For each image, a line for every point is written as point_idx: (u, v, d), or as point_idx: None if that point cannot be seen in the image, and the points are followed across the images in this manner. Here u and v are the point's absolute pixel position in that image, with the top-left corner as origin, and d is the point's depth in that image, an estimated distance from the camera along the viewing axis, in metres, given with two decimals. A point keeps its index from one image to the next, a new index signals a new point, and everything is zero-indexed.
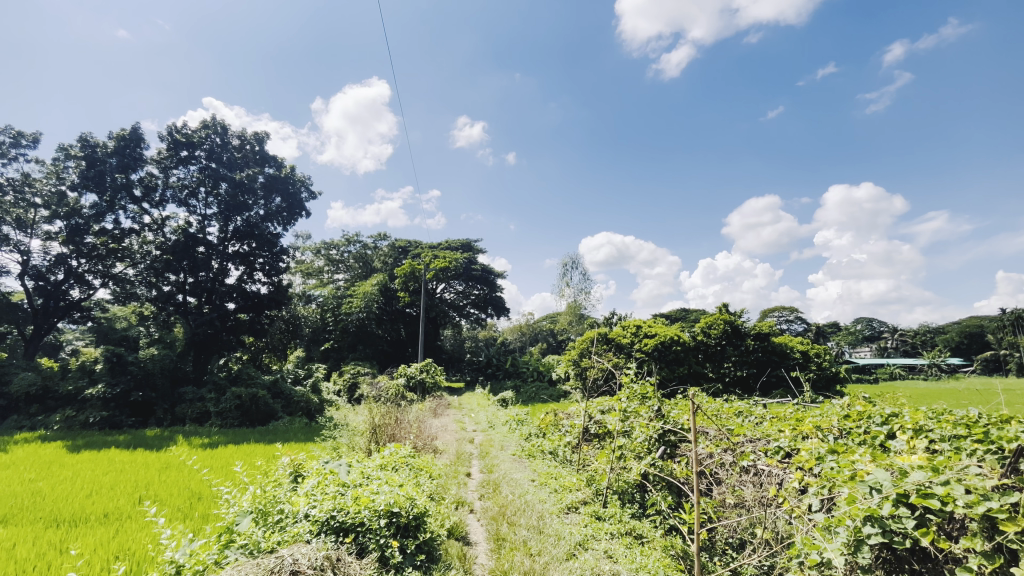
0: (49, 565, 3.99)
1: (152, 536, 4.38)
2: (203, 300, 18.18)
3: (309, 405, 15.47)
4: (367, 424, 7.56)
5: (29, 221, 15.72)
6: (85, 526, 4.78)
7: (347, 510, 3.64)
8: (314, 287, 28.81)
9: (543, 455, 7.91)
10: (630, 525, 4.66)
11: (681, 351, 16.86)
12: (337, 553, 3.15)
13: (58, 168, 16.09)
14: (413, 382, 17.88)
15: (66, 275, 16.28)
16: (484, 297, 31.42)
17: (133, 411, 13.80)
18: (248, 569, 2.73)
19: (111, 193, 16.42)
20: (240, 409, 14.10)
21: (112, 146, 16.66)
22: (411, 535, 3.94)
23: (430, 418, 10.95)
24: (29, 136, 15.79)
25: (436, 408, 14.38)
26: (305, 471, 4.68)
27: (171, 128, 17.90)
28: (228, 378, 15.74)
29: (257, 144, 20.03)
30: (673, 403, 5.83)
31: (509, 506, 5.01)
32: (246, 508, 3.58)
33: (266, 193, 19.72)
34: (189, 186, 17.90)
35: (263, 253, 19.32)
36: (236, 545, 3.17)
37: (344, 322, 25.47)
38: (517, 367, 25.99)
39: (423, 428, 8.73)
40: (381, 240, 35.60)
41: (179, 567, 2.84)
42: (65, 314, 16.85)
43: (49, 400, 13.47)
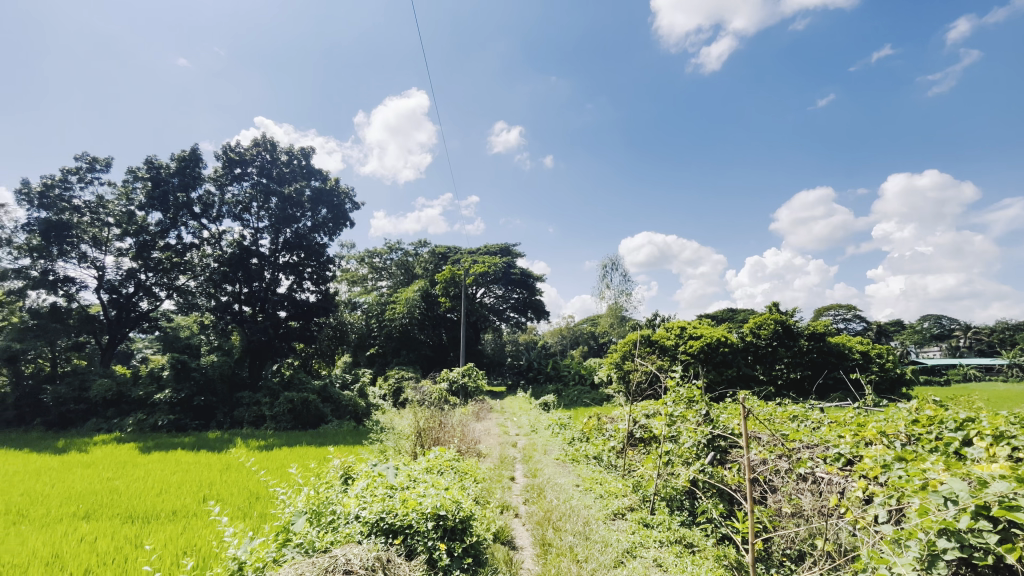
0: (126, 557, 4.29)
1: (216, 533, 4.64)
2: (257, 309, 19.09)
3: (356, 409, 15.96)
4: (412, 427, 7.67)
5: (104, 239, 17.07)
6: (156, 522, 5.13)
7: (396, 512, 3.71)
8: (359, 295, 29.81)
9: (587, 460, 7.81)
10: (680, 532, 4.52)
11: (729, 352, 16.24)
12: (387, 554, 3.23)
13: (128, 189, 17.42)
14: (456, 386, 18.08)
15: (135, 288, 17.57)
16: (524, 301, 31.25)
17: (196, 414, 14.68)
18: (304, 568, 2.83)
19: (173, 210, 17.62)
20: (292, 412, 14.72)
21: (173, 167, 17.86)
22: (459, 538, 3.97)
23: (473, 422, 11.08)
24: (101, 160, 17.16)
25: (479, 412, 14.48)
26: (355, 473, 4.83)
27: (225, 147, 18.98)
28: (282, 383, 16.47)
29: (304, 158, 20.92)
30: (723, 406, 5.63)
31: (555, 511, 4.99)
32: (301, 508, 3.73)
33: (313, 205, 20.56)
34: (243, 201, 18.91)
35: (311, 263, 20.15)
36: (293, 544, 3.31)
37: (388, 327, 26.07)
38: (559, 370, 25.36)
39: (467, 432, 8.82)
40: (421, 246, 36.29)
41: (241, 564, 2.98)
42: (135, 325, 18.21)
43: (123, 405, 14.56)
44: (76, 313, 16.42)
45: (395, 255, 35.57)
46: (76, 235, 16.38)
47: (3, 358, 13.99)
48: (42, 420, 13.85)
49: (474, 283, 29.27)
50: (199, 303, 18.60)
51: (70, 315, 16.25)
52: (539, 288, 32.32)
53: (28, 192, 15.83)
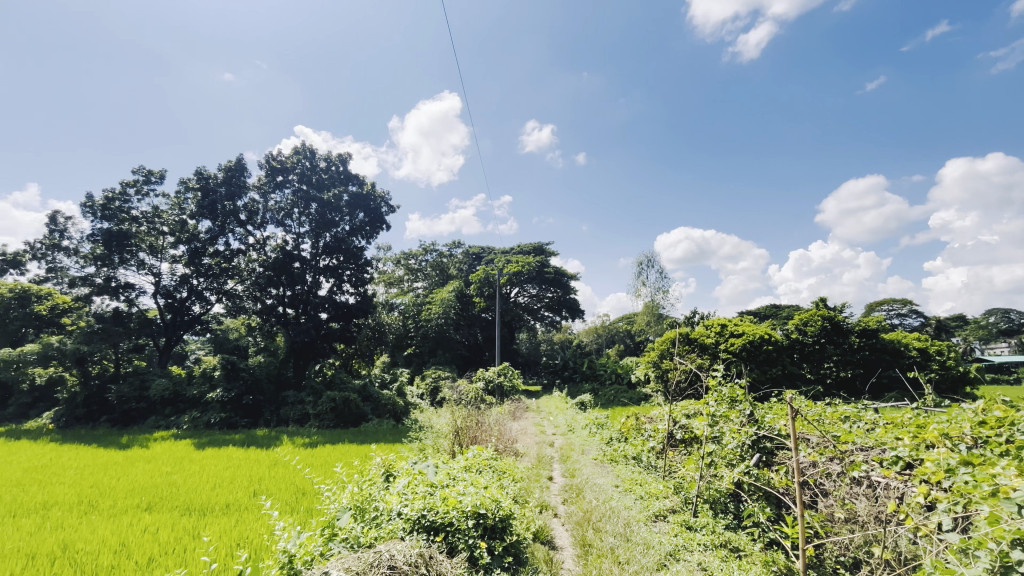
0: (186, 547, 4.53)
1: (266, 527, 4.84)
2: (300, 311, 19.75)
3: (395, 408, 16.30)
4: (450, 426, 7.77)
5: (159, 247, 18.10)
6: (212, 515, 5.40)
7: (437, 510, 3.76)
8: (396, 297, 30.46)
9: (627, 460, 7.70)
10: (726, 536, 4.38)
11: (773, 350, 15.59)
12: (429, 551, 3.27)
13: (180, 200, 18.41)
14: (492, 386, 18.17)
15: (188, 293, 18.55)
16: (559, 299, 30.95)
17: (245, 413, 15.39)
18: (351, 562, 2.92)
19: (221, 218, 18.51)
20: (334, 411, 15.20)
21: (221, 177, 18.75)
22: (499, 537, 3.99)
23: (510, 422, 11.12)
24: (156, 173, 18.20)
25: (515, 411, 14.53)
26: (395, 471, 4.93)
27: (268, 156, 19.78)
28: (324, 383, 17.03)
29: (341, 164, 21.51)
30: (768, 407, 5.42)
31: (594, 511, 4.95)
32: (346, 504, 3.84)
33: (351, 210, 21.15)
34: (285, 208, 19.64)
35: (349, 266, 20.76)
36: (339, 539, 3.41)
37: (424, 328, 26.48)
38: (595, 369, 25.06)
39: (504, 431, 8.85)
40: (455, 247, 36.78)
41: (291, 557, 3.09)
42: (189, 327, 19.22)
43: (179, 403, 15.42)
44: (135, 317, 17.49)
45: (430, 257, 36.15)
46: (134, 244, 17.44)
47: (73, 359, 15.08)
48: (107, 417, 14.80)
49: (507, 282, 29.39)
50: (247, 306, 19.46)
51: (131, 319, 17.34)
52: (573, 287, 32.04)
53: (92, 205, 17.01)
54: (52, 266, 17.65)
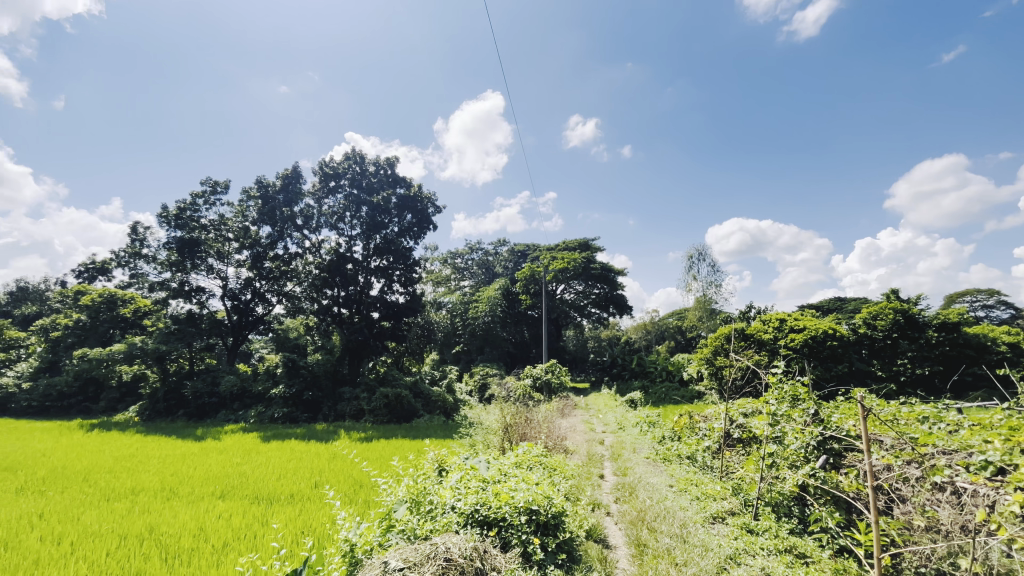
0: (256, 533, 4.84)
1: (328, 516, 5.08)
2: (353, 311, 20.52)
3: (445, 405, 16.72)
4: (499, 423, 7.82)
5: (226, 253, 19.33)
6: (278, 504, 5.73)
7: (491, 505, 3.81)
8: (444, 296, 31.17)
9: (680, 460, 7.48)
10: (791, 541, 4.17)
11: (839, 346, 14.63)
12: (483, 545, 3.32)
13: (243, 207, 19.58)
14: (540, 382, 18.20)
15: (252, 295, 19.72)
16: (606, 296, 30.43)
17: (306, 408, 16.28)
18: (409, 553, 3.01)
19: (280, 223, 19.55)
20: (388, 406, 15.74)
21: (279, 185, 19.77)
22: (552, 533, 3.99)
23: (558, 418, 11.10)
24: (221, 184, 19.44)
25: (564, 408, 14.50)
26: (448, 465, 5.04)
27: (321, 163, 20.68)
28: (378, 379, 17.64)
29: (389, 167, 22.12)
30: (834, 405, 5.10)
31: (649, 510, 4.85)
32: (402, 497, 3.97)
33: (399, 211, 21.73)
34: (338, 212, 20.48)
35: (399, 266, 21.38)
36: (397, 530, 3.53)
37: (472, 325, 27.12)
38: (645, 366, 24.49)
39: (553, 428, 8.82)
40: (501, 245, 37.02)
41: (353, 546, 3.23)
42: (253, 327, 20.42)
43: (246, 399, 16.48)
44: (206, 318, 18.78)
45: (476, 255, 36.57)
46: (204, 250, 18.74)
47: (154, 358, 16.43)
48: (184, 411, 16.00)
49: (553, 279, 29.22)
50: (304, 306, 20.31)
51: (203, 320, 18.67)
52: (620, 282, 31.43)
53: (167, 215, 18.41)
54: (134, 273, 19.27)
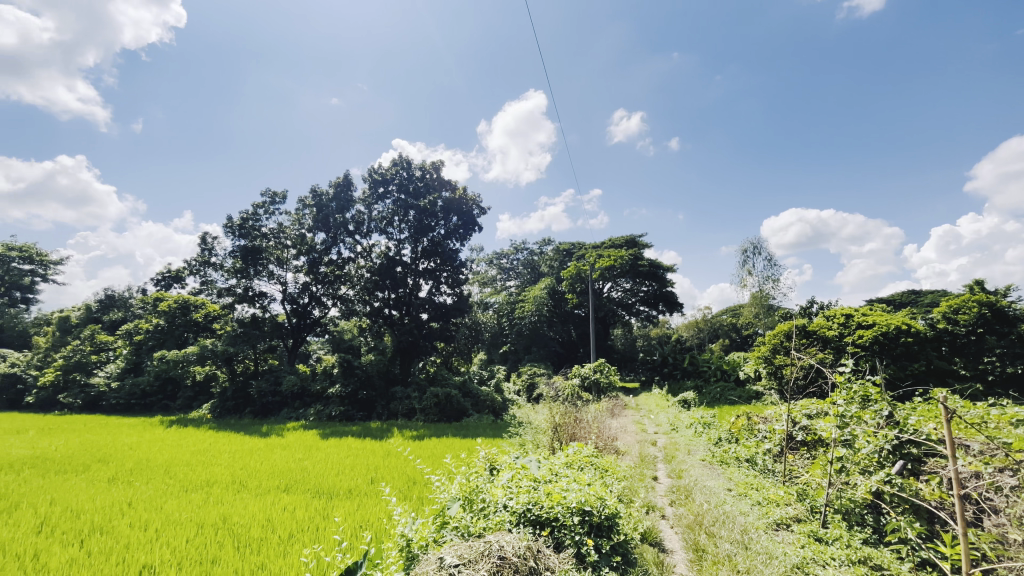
0: (319, 525, 5.08)
1: (385, 511, 5.25)
2: (403, 313, 21.09)
3: (494, 404, 16.91)
4: (548, 422, 7.83)
5: (284, 259, 20.39)
6: (338, 498, 5.99)
7: (543, 505, 3.80)
8: (490, 296, 31.91)
9: (739, 463, 7.17)
10: (864, 551, 3.90)
11: (914, 343, 13.49)
12: (537, 545, 3.31)
13: (300, 215, 20.59)
14: (588, 382, 18.00)
15: (309, 298, 20.72)
16: (655, 293, 29.75)
17: (361, 406, 17.08)
18: (464, 549, 3.06)
19: (334, 230, 20.42)
20: (438, 405, 16.13)
21: (332, 193, 20.63)
22: (606, 535, 3.93)
23: (609, 419, 10.93)
24: (279, 194, 20.55)
25: (614, 408, 14.25)
26: (499, 464, 5.07)
27: (370, 170, 21.43)
28: (428, 379, 18.09)
29: (435, 171, 22.55)
30: (911, 407, 4.75)
31: (707, 515, 4.65)
32: (455, 494, 4.04)
33: (445, 214, 22.14)
34: (387, 217, 21.14)
35: (446, 268, 21.80)
36: (451, 527, 3.60)
37: (519, 325, 27.33)
38: (698, 365, 23.64)
39: (603, 429, 8.70)
40: (546, 245, 36.93)
41: (409, 541, 3.32)
42: (311, 329, 21.44)
43: (306, 398, 17.37)
44: (269, 321, 19.92)
45: (522, 256, 36.70)
46: (265, 257, 19.88)
47: (223, 359, 17.64)
48: (251, 409, 17.02)
49: (600, 278, 28.78)
50: (357, 309, 21.10)
51: (266, 323, 19.83)
52: (669, 279, 30.54)
53: (232, 225, 19.67)
54: (204, 280, 20.71)
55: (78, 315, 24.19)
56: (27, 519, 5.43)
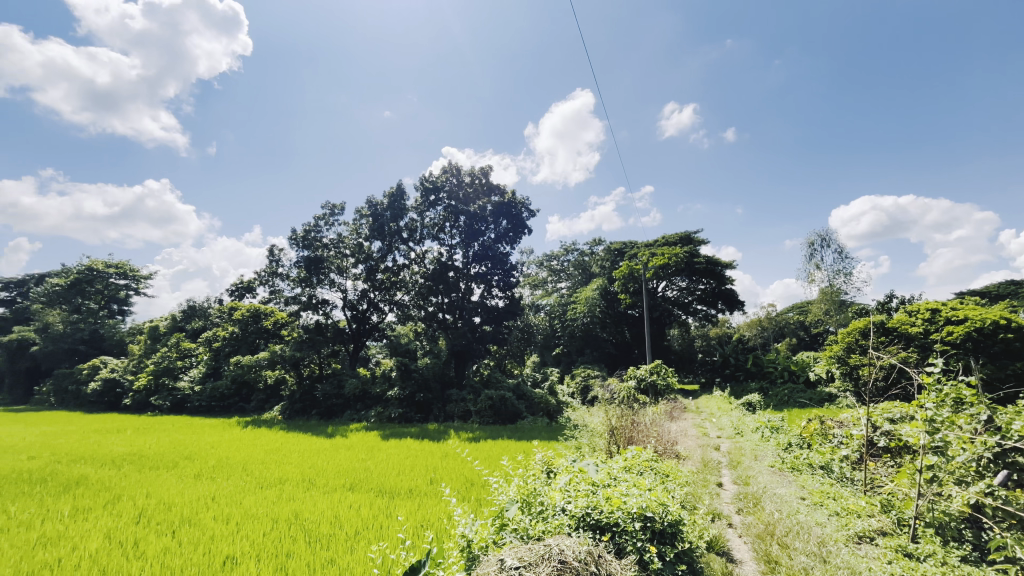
0: (384, 523, 5.27)
1: (445, 512, 5.36)
2: (457, 316, 21.50)
3: (548, 406, 16.80)
4: (605, 425, 7.71)
5: (344, 268, 21.35)
6: (399, 498, 6.18)
7: (602, 509, 3.73)
8: (542, 297, 32.09)
9: (813, 470, 6.71)
10: (963, 570, 3.53)
11: (1017, 340, 12.16)
12: (597, 550, 3.25)
13: (357, 225, 21.52)
14: (644, 384, 17.56)
15: (367, 304, 21.56)
16: (713, 291, 28.61)
17: (418, 408, 17.52)
18: (524, 552, 3.06)
19: (389, 238, 21.17)
20: (493, 408, 16.26)
21: (386, 203, 21.40)
22: (669, 542, 3.80)
23: (667, 422, 10.61)
24: (338, 206, 21.57)
25: (672, 410, 13.80)
26: (556, 467, 5.03)
27: (422, 179, 22.06)
28: (482, 382, 18.34)
29: (484, 176, 22.80)
30: (1015, 412, 4.28)
31: (779, 524, 4.39)
32: (513, 496, 4.07)
33: (495, 218, 22.38)
34: (438, 223, 21.67)
35: (497, 271, 22.03)
36: (510, 529, 3.61)
37: (571, 327, 27.09)
38: (762, 366, 22.45)
39: (663, 432, 8.43)
40: (597, 245, 36.38)
41: (470, 542, 3.37)
42: (369, 334, 22.32)
43: (367, 400, 18.11)
44: (331, 327, 20.94)
45: (572, 256, 36.37)
46: (326, 266, 20.92)
47: (291, 363, 18.66)
48: (317, 411, 17.98)
49: (654, 277, 27.97)
50: (413, 313, 21.73)
51: (328, 329, 20.86)
52: (729, 276, 29.19)
53: (296, 237, 20.87)
54: (273, 289, 22.08)
55: (166, 325, 26.51)
56: (128, 511, 5.99)
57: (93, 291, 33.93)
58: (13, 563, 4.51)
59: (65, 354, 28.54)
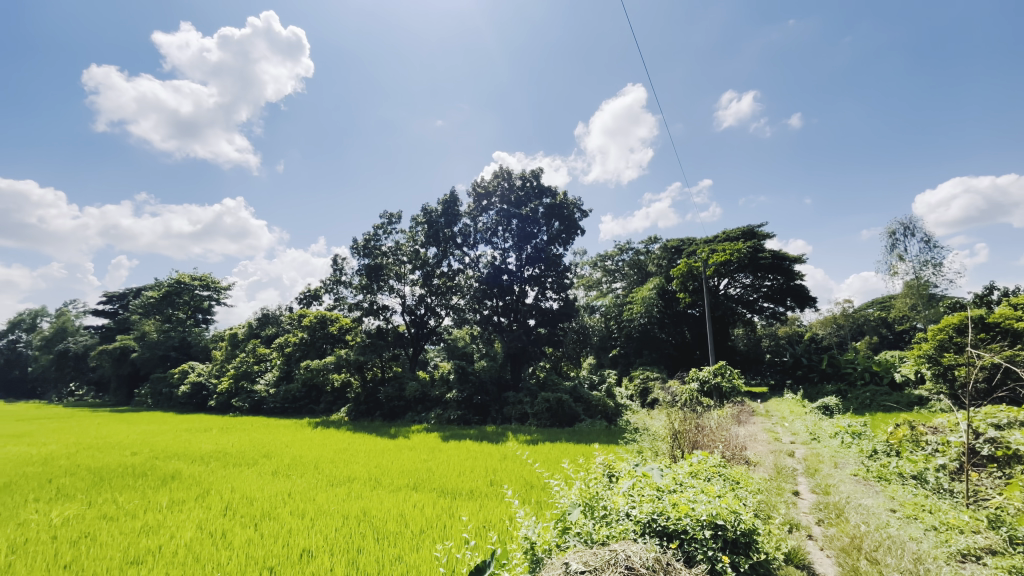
0: (448, 523, 5.37)
1: (506, 514, 5.40)
2: (512, 319, 21.65)
3: (606, 409, 16.44)
4: (667, 429, 7.47)
5: (402, 274, 22.08)
6: (461, 499, 6.29)
7: (669, 515, 3.60)
8: (597, 299, 31.66)
9: (903, 480, 6.14)
10: None
11: None
12: (666, 557, 3.15)
13: (413, 232, 22.23)
14: (708, 387, 16.81)
15: (425, 309, 22.17)
16: (781, 288, 27.05)
17: (476, 410, 17.78)
18: (589, 557, 3.02)
19: (443, 243, 21.70)
20: (550, 411, 16.20)
21: (441, 210, 21.95)
22: (743, 553, 3.61)
23: (734, 426, 10.10)
24: (395, 215, 22.38)
25: (739, 414, 13.13)
26: (618, 472, 4.92)
27: (474, 184, 22.46)
28: (539, 385, 18.31)
29: (535, 178, 22.82)
30: None
31: (866, 538, 4.03)
32: (575, 500, 4.03)
33: (547, 220, 22.37)
34: (491, 227, 21.97)
35: (551, 274, 21.95)
36: (573, 533, 3.58)
37: (628, 328, 26.44)
38: (840, 367, 20.90)
39: (730, 437, 8.04)
40: (653, 243, 35.38)
41: (533, 544, 3.37)
42: (427, 338, 22.92)
43: (427, 402, 18.61)
44: (391, 331, 21.68)
45: (627, 256, 35.58)
46: (386, 273, 21.73)
47: (355, 367, 19.37)
48: (381, 413, 18.78)
49: (715, 274, 26.79)
50: (468, 317, 22.10)
51: (389, 334, 21.62)
52: (798, 270, 27.50)
53: (358, 246, 21.86)
54: (338, 297, 23.23)
55: (244, 332, 28.56)
56: (216, 504, 6.49)
57: (181, 303, 37.15)
58: (122, 548, 5.02)
59: (159, 360, 31.45)
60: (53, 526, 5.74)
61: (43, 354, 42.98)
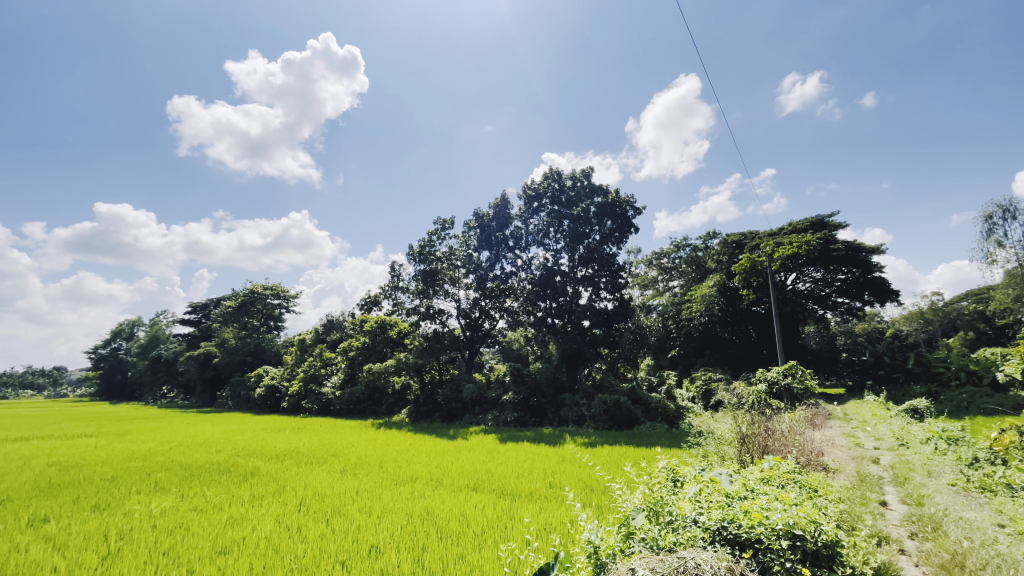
0: (509, 525, 5.40)
1: (567, 517, 5.35)
2: (566, 320, 21.50)
3: (667, 412, 15.87)
4: (734, 433, 7.13)
5: (456, 278, 22.56)
6: (521, 500, 6.31)
7: (740, 523, 3.43)
8: (654, 297, 30.80)
9: (1011, 492, 5.49)
10: None
11: None
12: (739, 566, 3.00)
13: (467, 237, 22.66)
14: (778, 388, 15.78)
15: (480, 312, 22.51)
16: (857, 282, 25.14)
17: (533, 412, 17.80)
18: (656, 563, 2.93)
19: (496, 247, 21.95)
20: (607, 413, 15.95)
21: (492, 213, 22.24)
22: (825, 565, 3.37)
23: (809, 430, 9.44)
24: (448, 221, 22.92)
25: (814, 417, 12.27)
26: (683, 476, 4.74)
27: (525, 187, 22.58)
28: (595, 386, 18.03)
29: (585, 178, 22.59)
30: None
31: (971, 554, 3.64)
32: (639, 504, 3.93)
33: (600, 219, 22.03)
34: (543, 229, 21.97)
35: (604, 273, 21.62)
36: (638, 537, 3.49)
37: (687, 327, 25.35)
38: (929, 366, 19.05)
39: (805, 441, 7.53)
40: (712, 238, 33.93)
41: (597, 548, 3.32)
42: (482, 341, 23.25)
43: (484, 404, 18.88)
44: (447, 334, 22.14)
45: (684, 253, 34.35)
46: (441, 278, 22.26)
47: (414, 369, 20.02)
48: (439, 414, 19.24)
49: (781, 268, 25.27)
50: (522, 319, 22.20)
51: (445, 337, 22.10)
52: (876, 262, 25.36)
53: (414, 253, 22.56)
54: (396, 302, 24.05)
55: (311, 337, 30.23)
56: (292, 499, 6.90)
57: (255, 311, 39.92)
58: (210, 538, 5.45)
59: (238, 364, 33.95)
60: (153, 516, 6.35)
61: (140, 360, 47.59)
